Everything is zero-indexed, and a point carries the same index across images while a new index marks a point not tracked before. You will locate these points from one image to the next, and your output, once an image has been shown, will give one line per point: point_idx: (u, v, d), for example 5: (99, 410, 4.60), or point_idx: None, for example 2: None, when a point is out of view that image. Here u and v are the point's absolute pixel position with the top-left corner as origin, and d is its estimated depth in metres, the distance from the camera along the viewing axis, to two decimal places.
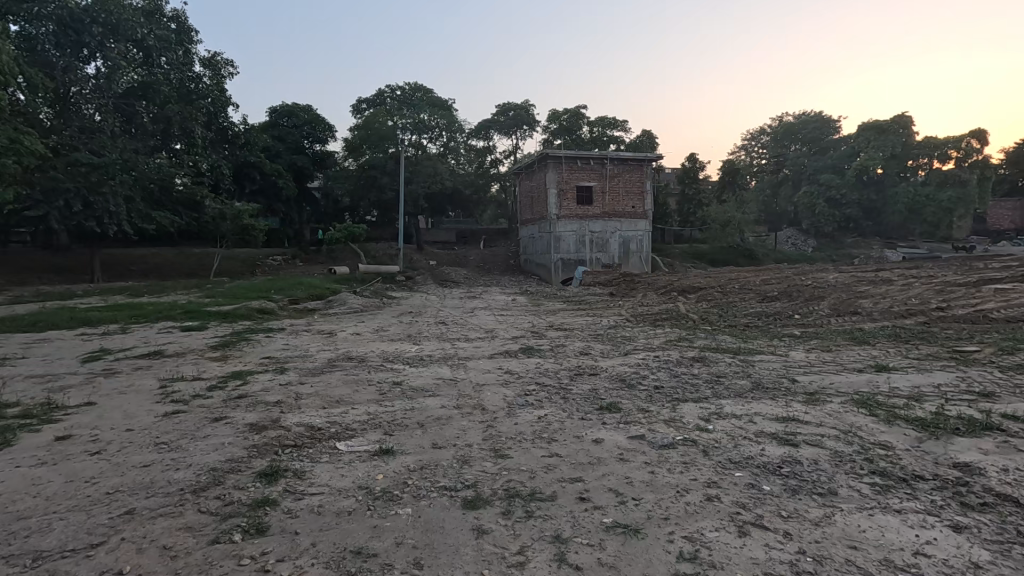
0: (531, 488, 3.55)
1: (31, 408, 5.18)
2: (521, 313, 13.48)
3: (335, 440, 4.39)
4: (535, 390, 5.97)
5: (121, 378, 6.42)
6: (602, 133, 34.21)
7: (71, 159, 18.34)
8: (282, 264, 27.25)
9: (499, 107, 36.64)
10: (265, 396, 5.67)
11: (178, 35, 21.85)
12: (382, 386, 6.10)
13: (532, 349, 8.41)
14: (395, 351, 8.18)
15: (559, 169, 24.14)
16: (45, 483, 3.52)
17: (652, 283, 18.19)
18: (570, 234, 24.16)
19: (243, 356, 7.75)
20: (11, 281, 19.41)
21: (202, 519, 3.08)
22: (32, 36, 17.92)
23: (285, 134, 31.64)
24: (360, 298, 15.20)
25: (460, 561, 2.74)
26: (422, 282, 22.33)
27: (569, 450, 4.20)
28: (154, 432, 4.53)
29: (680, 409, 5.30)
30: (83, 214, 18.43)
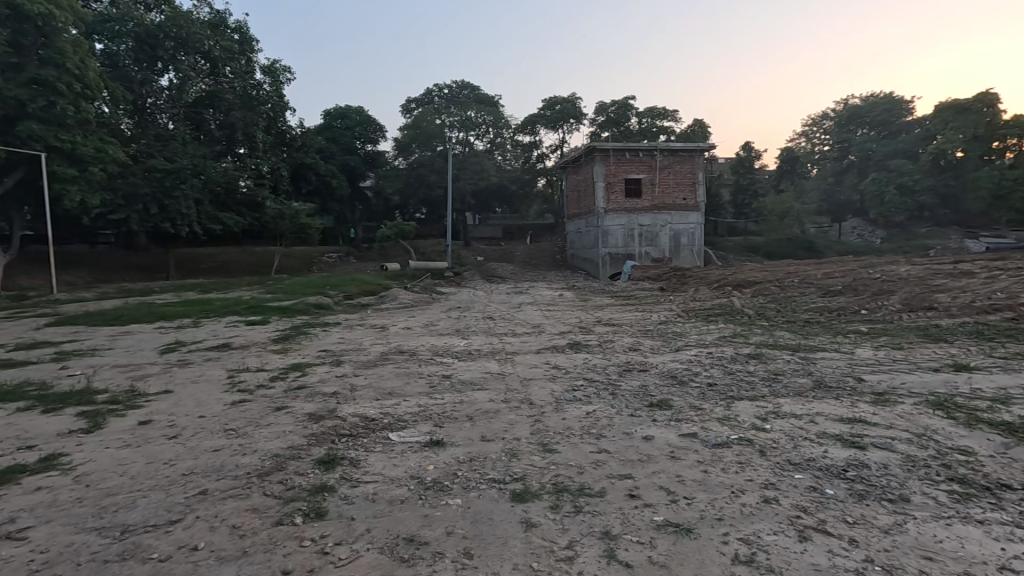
0: (579, 483, 3.53)
1: (118, 395, 5.67)
2: (568, 308, 13.36)
3: (387, 431, 4.53)
4: (583, 386, 5.92)
5: (194, 368, 6.91)
6: (652, 124, 33.54)
7: (148, 166, 19.80)
8: (336, 262, 28.36)
9: (546, 101, 36.47)
10: (322, 387, 5.95)
11: (241, 45, 23.08)
12: (432, 379, 6.25)
13: (579, 344, 8.36)
14: (444, 346, 8.33)
15: (607, 162, 23.72)
16: (130, 463, 3.84)
17: (704, 278, 17.60)
18: (618, 228, 23.76)
19: (302, 349, 8.15)
20: (99, 279, 21.24)
21: (267, 501, 3.27)
22: (114, 53, 19.39)
23: (338, 135, 32.91)
24: (409, 294, 15.56)
25: (510, 553, 2.76)
26: (470, 277, 22.65)
27: (619, 447, 4.15)
28: (223, 419, 4.84)
29: (735, 407, 5.11)
30: (160, 216, 19.89)
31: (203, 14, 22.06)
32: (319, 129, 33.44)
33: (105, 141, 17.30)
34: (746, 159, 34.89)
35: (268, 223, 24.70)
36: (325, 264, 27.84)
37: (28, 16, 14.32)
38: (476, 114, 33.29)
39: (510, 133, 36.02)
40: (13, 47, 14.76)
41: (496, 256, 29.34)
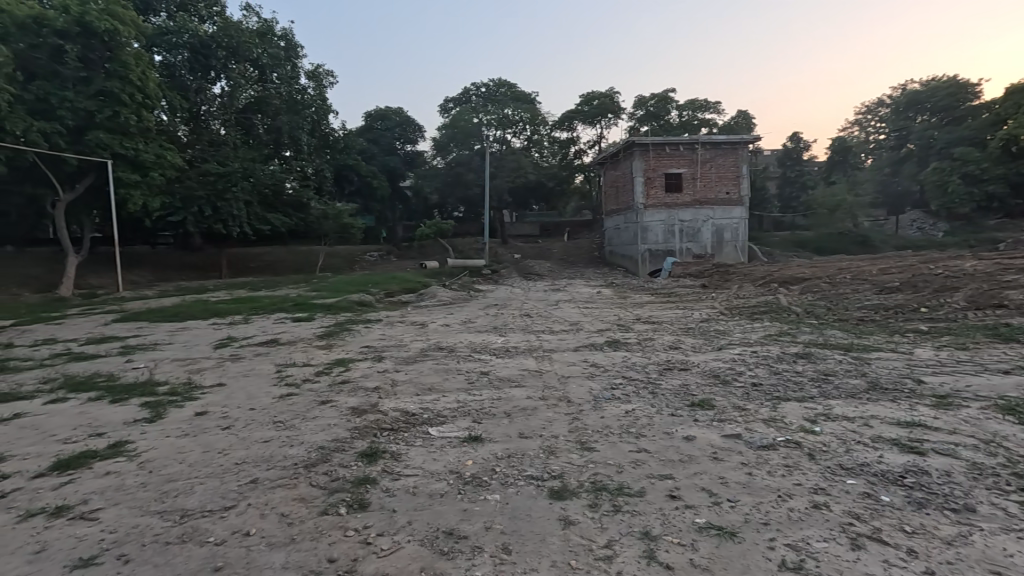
0: (618, 483, 3.49)
1: (177, 387, 6.01)
2: (607, 306, 13.20)
3: (426, 425, 4.62)
4: (622, 384, 5.84)
5: (245, 363, 7.23)
6: (693, 117, 32.68)
7: (202, 170, 20.83)
8: (377, 261, 29.05)
9: (583, 97, 36.17)
10: (364, 381, 6.12)
11: (287, 52, 23.96)
12: (470, 375, 6.32)
13: (618, 342, 8.24)
14: (483, 342, 8.41)
15: (646, 156, 23.29)
16: (188, 452, 4.07)
17: (749, 275, 17.00)
18: (658, 224, 23.32)
19: (345, 345, 8.42)
20: (159, 278, 22.52)
21: (313, 492, 3.39)
22: (171, 64, 20.40)
23: (379, 137, 34.10)
24: (448, 291, 15.73)
25: (548, 550, 2.76)
26: (507, 275, 22.74)
27: (659, 446, 4.08)
28: (272, 412, 5.06)
29: (782, 408, 4.94)
30: (213, 218, 20.88)
31: (252, 23, 22.95)
32: (361, 131, 34.49)
33: (164, 147, 18.31)
34: (794, 150, 33.49)
35: (313, 223, 25.57)
36: (367, 263, 28.57)
37: (96, 32, 15.34)
38: (513, 111, 33.29)
39: (547, 129, 35.86)
40: (82, 61, 15.81)
41: (534, 253, 29.32)
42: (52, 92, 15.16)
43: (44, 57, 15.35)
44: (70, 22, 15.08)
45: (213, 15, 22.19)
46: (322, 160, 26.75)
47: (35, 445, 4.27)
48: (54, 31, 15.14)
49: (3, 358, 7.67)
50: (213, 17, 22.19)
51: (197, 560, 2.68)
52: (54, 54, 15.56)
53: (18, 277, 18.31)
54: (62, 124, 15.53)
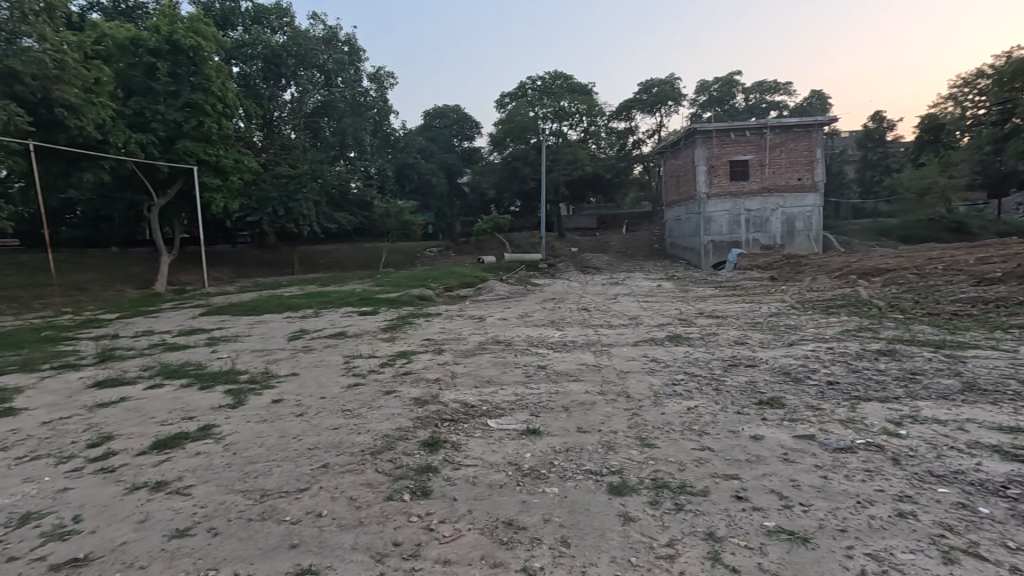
0: (680, 481, 3.40)
1: (256, 376, 6.48)
2: (668, 300, 12.81)
3: (486, 417, 4.70)
4: (684, 380, 5.68)
5: (316, 354, 7.66)
6: (761, 100, 30.92)
7: (275, 173, 22.17)
8: (436, 256, 29.77)
9: (641, 85, 35.12)
10: (425, 373, 6.32)
11: (351, 56, 24.94)
12: (528, 369, 6.36)
13: (680, 337, 7.99)
14: (540, 337, 8.42)
15: (709, 143, 22.31)
16: (266, 437, 4.37)
17: (824, 266, 15.91)
18: (722, 214, 22.33)
19: (408, 338, 8.72)
20: (239, 275, 24.22)
21: (380, 478, 3.55)
22: (247, 74, 21.86)
23: (437, 135, 34.91)
24: (505, 285, 15.89)
25: (607, 546, 2.74)
26: (564, 268, 22.58)
27: (724, 445, 3.92)
28: (341, 401, 5.33)
29: (862, 408, 4.60)
30: (286, 218, 21.90)
31: (318, 31, 24.10)
32: (420, 130, 35.44)
33: (241, 153, 19.65)
34: (876, 131, 30.91)
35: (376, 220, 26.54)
36: (427, 259, 29.37)
37: (182, 49, 16.71)
38: (569, 103, 32.92)
39: (604, 120, 35.18)
40: (171, 76, 17.24)
41: (591, 246, 28.96)
42: (147, 106, 16.65)
43: (139, 75, 16.87)
44: (161, 41, 16.51)
45: (283, 26, 23.52)
46: (384, 160, 27.72)
47: (138, 426, 4.75)
48: (148, 50, 16.61)
49: (110, 347, 8.55)
50: (283, 28, 23.54)
51: (275, 536, 2.88)
52: (148, 72, 17.05)
53: (121, 274, 20.32)
54: (155, 135, 17.00)
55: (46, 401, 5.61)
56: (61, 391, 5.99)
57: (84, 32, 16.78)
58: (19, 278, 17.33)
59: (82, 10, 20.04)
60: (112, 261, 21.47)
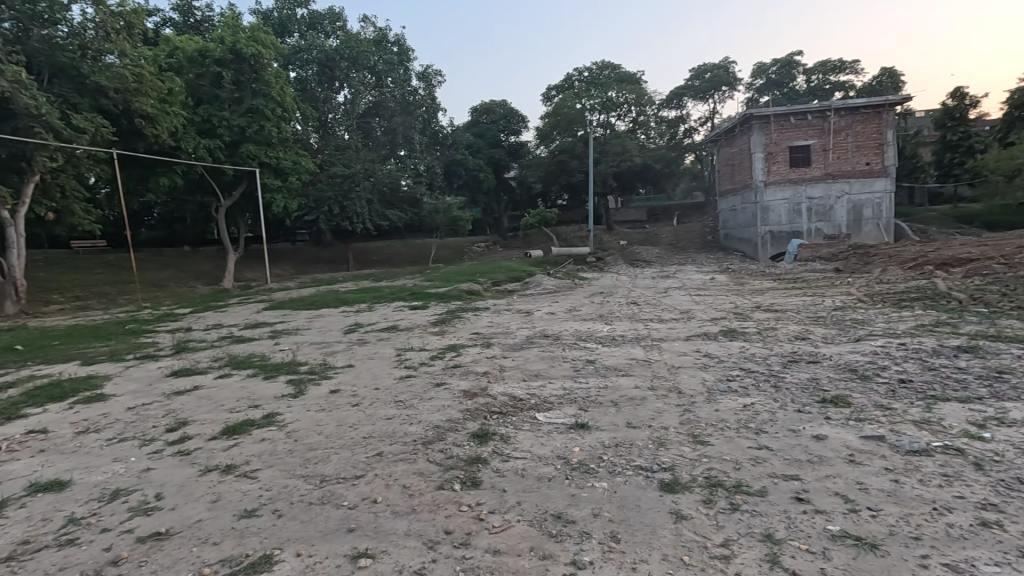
0: (735, 479, 3.28)
1: (315, 367, 6.81)
2: (722, 293, 12.35)
3: (534, 411, 4.72)
4: (739, 376, 5.47)
5: (370, 347, 7.95)
6: (825, 80, 29.04)
7: (330, 173, 23.03)
8: (484, 251, 30.06)
9: (693, 70, 33.86)
10: (474, 366, 6.42)
11: (400, 56, 25.42)
12: (576, 363, 6.33)
13: (735, 331, 7.71)
14: (588, 331, 8.34)
15: (766, 129, 21.25)
16: (325, 425, 4.58)
17: (895, 256, 14.86)
18: (780, 204, 21.27)
19: (457, 331, 8.87)
20: (298, 271, 25.43)
21: (431, 467, 3.65)
22: (304, 79, 22.85)
23: (484, 130, 35.14)
24: (553, 280, 15.83)
25: (658, 543, 2.69)
26: (613, 262, 22.25)
27: (783, 445, 3.75)
28: (394, 391, 5.51)
29: (940, 409, 4.27)
30: (340, 216, 22.85)
31: (369, 33, 24.73)
32: (467, 127, 35.80)
33: (299, 154, 20.54)
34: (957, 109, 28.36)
35: (425, 217, 27.09)
36: (475, 254, 29.70)
37: (245, 57, 17.61)
38: (617, 93, 32.23)
39: (654, 109, 34.23)
40: (235, 84, 18.22)
41: (641, 239, 28.37)
42: (214, 113, 17.68)
43: (207, 83, 17.95)
44: (225, 51, 17.48)
45: (337, 30, 24.35)
46: (433, 157, 28.19)
47: (210, 412, 5.09)
48: (214, 60, 17.63)
49: (184, 339, 9.21)
50: (337, 32, 24.32)
51: (334, 520, 3.02)
52: (215, 80, 18.11)
53: (194, 272, 21.81)
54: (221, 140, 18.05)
55: (130, 389, 6.11)
56: (143, 379, 6.52)
57: (159, 46, 18.05)
58: (106, 276, 18.95)
59: (156, 26, 21.54)
60: (186, 259, 23.07)
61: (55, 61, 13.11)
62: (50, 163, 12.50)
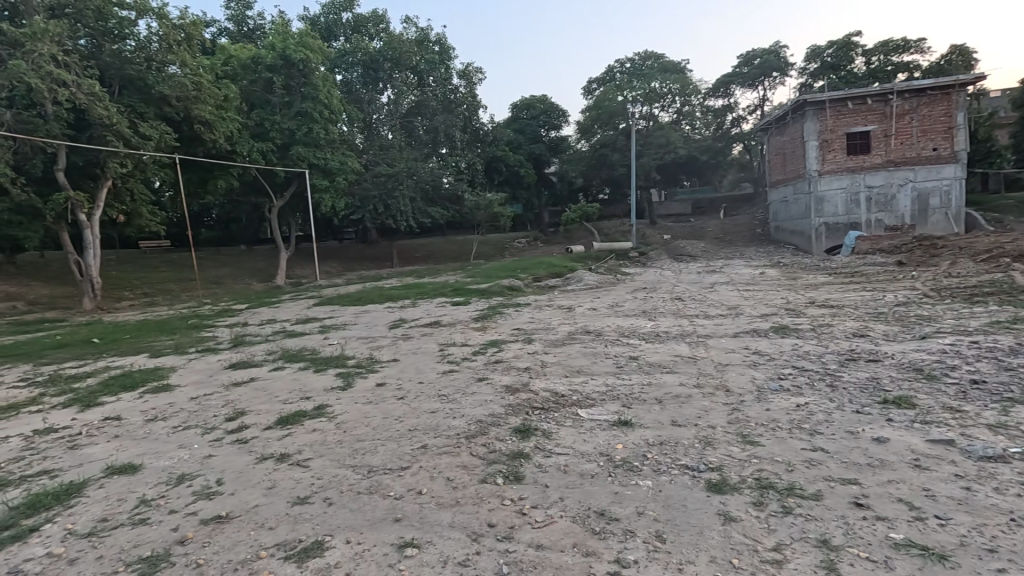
0: (788, 482, 3.15)
1: (362, 360, 7.04)
2: (772, 288, 11.83)
3: (577, 407, 4.69)
4: (792, 374, 5.24)
5: (414, 341, 8.12)
6: (886, 61, 27.28)
7: (375, 172, 23.59)
8: (525, 247, 30.07)
9: (742, 57, 32.58)
10: (516, 361, 6.45)
11: (441, 55, 25.71)
12: (619, 360, 6.24)
13: (787, 328, 7.40)
14: (631, 327, 8.19)
15: (821, 116, 20.20)
16: (371, 417, 4.71)
17: (967, 248, 13.82)
18: (837, 193, 20.16)
19: (498, 327, 8.93)
20: (345, 268, 26.24)
21: (474, 461, 3.69)
22: (349, 81, 23.67)
23: (524, 126, 35.08)
24: (594, 275, 15.66)
25: (706, 544, 2.62)
26: (656, 256, 21.79)
27: (840, 447, 3.57)
28: (438, 385, 5.62)
29: (1017, 412, 3.96)
30: (385, 214, 23.43)
31: (411, 34, 25.15)
32: (508, 123, 35.87)
33: (345, 154, 21.16)
34: None
35: (467, 213, 27.37)
36: (516, 249, 29.76)
37: (294, 62, 18.29)
38: (660, 84, 31.44)
39: (699, 98, 33.20)
40: (285, 88, 18.96)
41: (686, 233, 27.62)
42: (265, 117, 18.46)
43: (260, 89, 18.78)
44: (276, 57, 18.19)
45: (380, 32, 24.84)
46: (473, 154, 28.41)
47: (266, 403, 5.35)
48: (266, 66, 18.41)
49: (241, 333, 9.72)
50: (380, 34, 24.88)
51: (381, 509, 3.11)
52: (267, 86, 18.91)
53: (249, 269, 22.91)
54: (273, 143, 18.84)
55: (194, 379, 6.51)
56: (204, 371, 6.92)
57: (215, 55, 18.95)
58: (171, 274, 20.21)
59: (214, 36, 22.75)
60: (242, 258, 24.27)
61: (124, 73, 13.98)
62: (121, 169, 13.47)
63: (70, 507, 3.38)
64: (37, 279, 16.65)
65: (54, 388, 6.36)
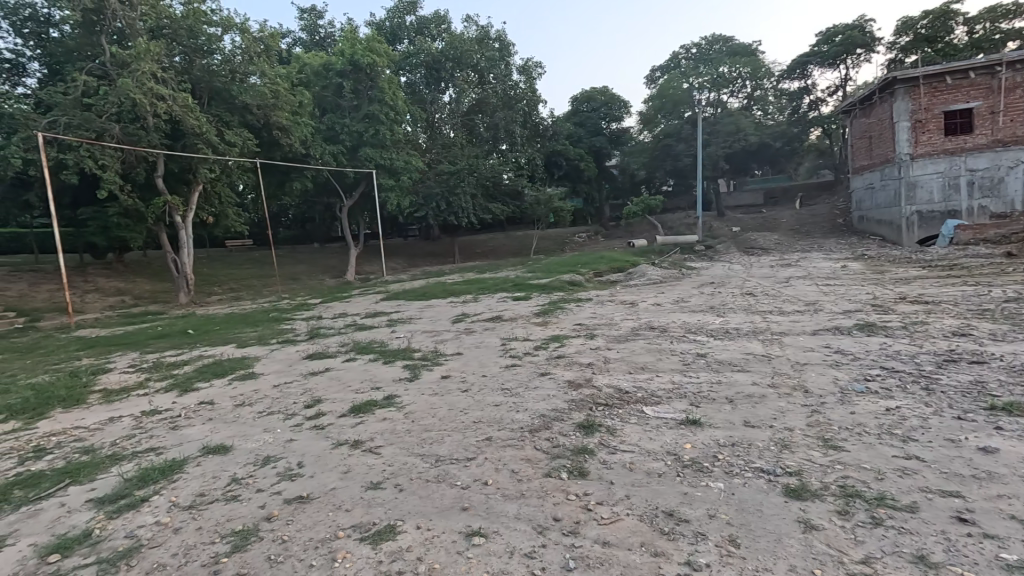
0: (878, 491, 2.92)
1: (427, 353, 7.26)
2: (856, 283, 10.96)
3: (643, 404, 4.58)
4: (880, 376, 4.83)
5: (477, 336, 8.28)
6: (994, 29, 24.44)
7: (438, 170, 24.18)
8: (586, 242, 29.71)
9: (821, 34, 30.34)
10: (579, 357, 6.41)
11: (501, 52, 25.83)
12: (685, 356, 6.04)
13: (874, 325, 6.83)
14: (699, 323, 7.89)
15: (914, 93, 18.46)
16: (437, 409, 4.84)
17: None
18: (933, 178, 18.31)
19: (560, 322, 8.88)
20: (409, 264, 27.12)
21: (538, 455, 3.71)
22: (412, 82, 24.39)
23: (585, 119, 34.58)
24: (658, 269, 15.20)
25: (785, 552, 2.49)
26: (724, 249, 20.85)
27: (939, 455, 3.27)
28: (501, 379, 5.69)
29: None
30: (447, 211, 23.95)
31: (472, 32, 25.46)
32: (568, 116, 35.52)
33: (410, 153, 21.79)
34: None
35: (528, 209, 27.47)
36: (576, 244, 29.48)
37: (362, 67, 19.06)
38: (729, 68, 29.88)
39: (773, 81, 31.28)
40: (354, 92, 19.80)
41: (756, 225, 26.21)
42: (336, 121, 19.42)
43: (331, 94, 19.74)
44: (345, 62, 19.04)
45: (442, 33, 25.35)
46: (534, 149, 28.35)
47: (340, 392, 5.66)
48: (337, 72, 19.30)
49: (316, 326, 10.32)
50: (442, 34, 25.38)
51: (449, 498, 3.20)
52: (337, 91, 19.83)
53: (321, 266, 24.21)
54: (344, 145, 19.77)
55: (276, 368, 6.99)
56: (284, 360, 7.41)
57: (290, 64, 20.09)
58: (254, 270, 21.76)
59: (289, 46, 24.14)
60: (315, 255, 25.70)
61: (212, 85, 15.18)
62: (210, 174, 14.66)
63: (173, 481, 3.74)
64: (141, 276, 18.48)
65: (157, 374, 7.06)
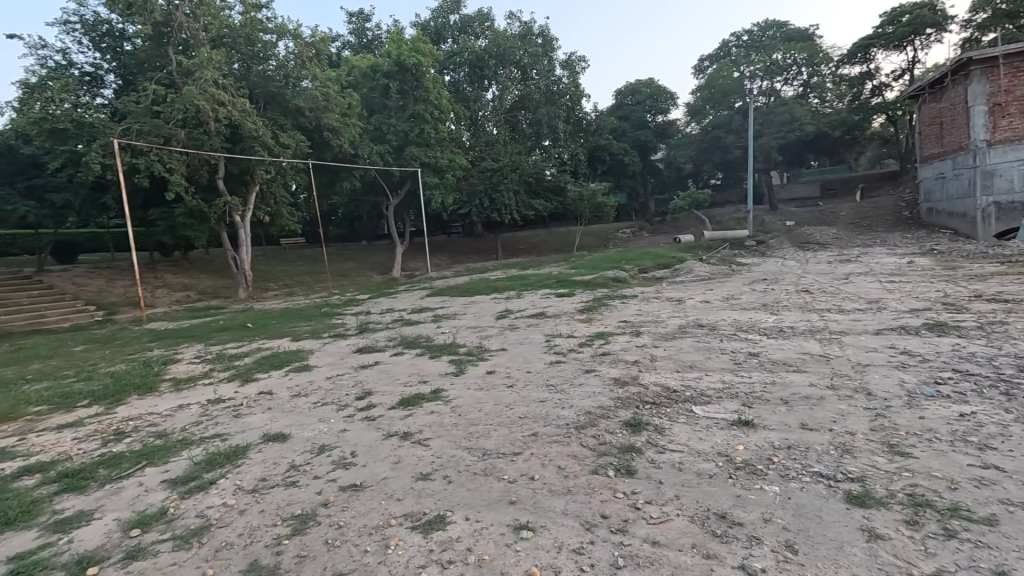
0: (951, 501, 2.74)
1: (472, 349, 7.36)
2: (925, 280, 10.24)
3: (691, 404, 4.48)
4: (953, 379, 4.51)
5: (521, 332, 8.32)
6: None
7: (481, 167, 24.37)
8: (630, 238, 29.22)
9: (886, 15, 28.49)
10: (624, 354, 6.32)
11: (544, 47, 25.72)
12: (736, 355, 5.86)
13: (945, 325, 6.37)
14: (750, 321, 7.61)
15: (992, 76, 17.12)
16: (483, 403, 4.91)
17: None
18: (1013, 166, 16.83)
19: (604, 319, 8.79)
20: (453, 260, 27.51)
21: (585, 452, 3.69)
22: (456, 81, 24.66)
23: (629, 112, 33.93)
24: (706, 266, 14.73)
25: (846, 560, 2.38)
26: (777, 245, 20.01)
27: (1021, 466, 3.03)
28: (546, 375, 5.70)
29: None
30: (490, 208, 24.09)
31: (514, 29, 25.48)
32: (612, 111, 34.98)
33: (453, 151, 22.06)
34: None
35: (571, 205, 27.28)
36: (620, 240, 29.04)
37: (407, 67, 19.43)
38: (783, 55, 28.57)
39: (831, 67, 29.64)
40: (400, 92, 20.22)
41: (812, 219, 24.99)
42: (383, 121, 19.91)
43: (378, 95, 20.24)
44: (392, 63, 19.46)
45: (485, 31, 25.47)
46: (577, 144, 28.06)
47: (389, 385, 5.84)
48: (383, 74, 19.75)
49: (365, 321, 10.66)
50: (486, 32, 25.51)
51: (496, 491, 3.25)
52: (383, 91, 20.29)
53: (369, 263, 24.92)
54: (390, 145, 20.21)
55: (329, 361, 7.29)
56: (337, 354, 7.70)
57: (340, 68, 20.75)
58: (306, 267, 22.68)
59: (339, 50, 24.91)
60: (363, 252, 26.48)
61: (268, 90, 15.90)
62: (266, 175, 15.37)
63: (238, 465, 3.97)
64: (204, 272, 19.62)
65: (220, 364, 7.50)
